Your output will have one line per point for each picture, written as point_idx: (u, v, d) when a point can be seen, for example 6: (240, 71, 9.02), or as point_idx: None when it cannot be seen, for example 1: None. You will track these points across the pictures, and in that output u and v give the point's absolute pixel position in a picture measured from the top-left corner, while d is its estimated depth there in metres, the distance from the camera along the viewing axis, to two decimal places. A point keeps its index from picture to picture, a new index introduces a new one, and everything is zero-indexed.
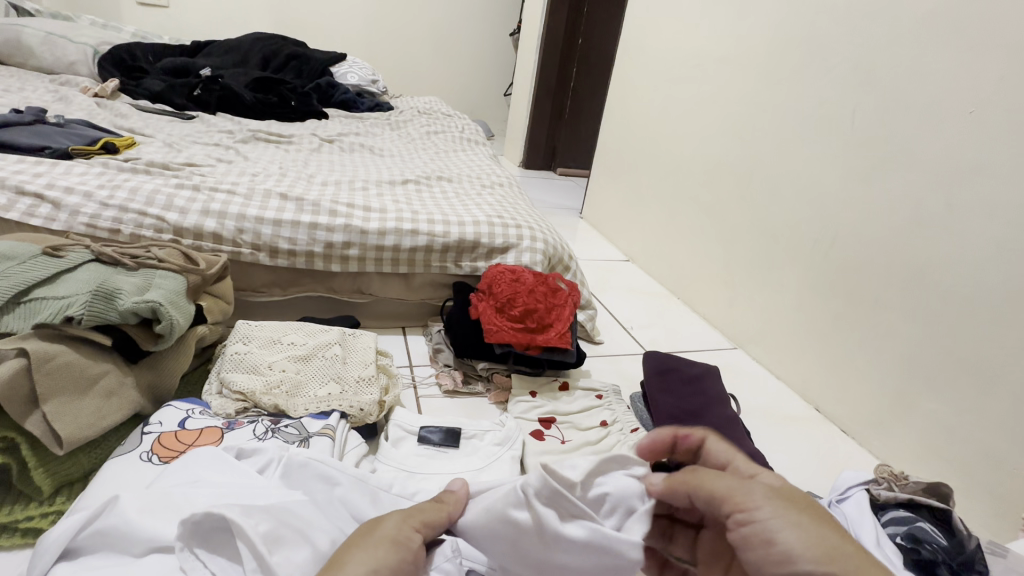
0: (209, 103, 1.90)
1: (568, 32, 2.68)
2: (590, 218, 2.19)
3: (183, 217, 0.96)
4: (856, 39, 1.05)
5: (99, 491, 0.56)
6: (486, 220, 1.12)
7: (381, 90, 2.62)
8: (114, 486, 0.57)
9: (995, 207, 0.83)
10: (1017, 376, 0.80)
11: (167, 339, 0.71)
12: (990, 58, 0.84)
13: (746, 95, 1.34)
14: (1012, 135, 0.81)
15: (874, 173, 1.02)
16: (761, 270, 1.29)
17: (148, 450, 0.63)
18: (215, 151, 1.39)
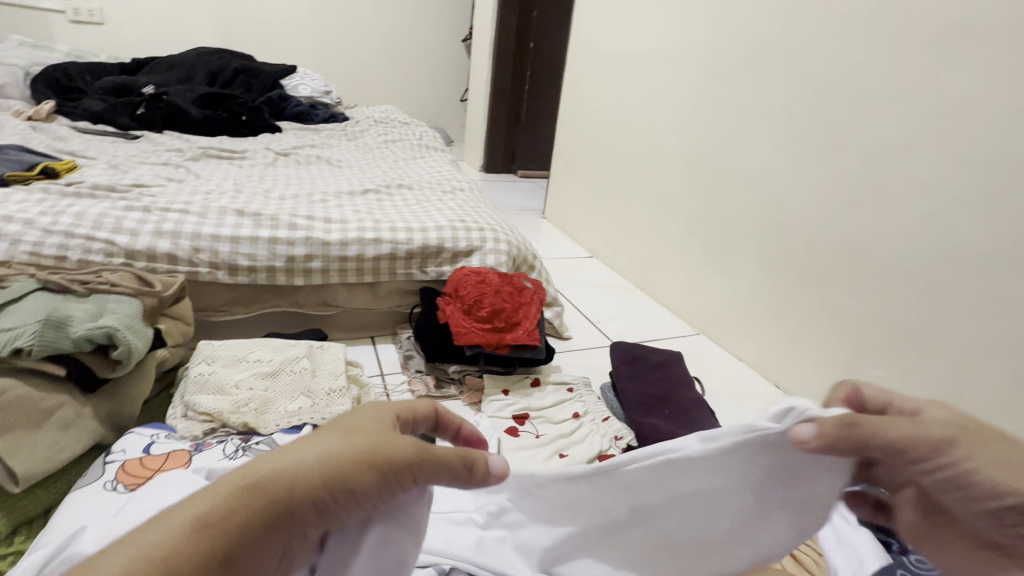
0: (154, 121, 1.85)
1: (519, 37, 2.72)
2: (552, 218, 2.23)
3: (134, 239, 0.93)
4: (787, 35, 1.12)
5: (63, 526, 0.54)
6: (449, 225, 1.13)
7: (335, 101, 2.59)
8: (79, 519, 0.55)
9: (919, 184, 0.90)
10: (948, 339, 0.87)
11: (126, 365, 0.69)
12: (904, 49, 0.91)
13: (691, 91, 1.39)
14: (927, 118, 0.88)
15: (811, 159, 1.08)
16: (717, 257, 1.34)
17: (113, 479, 0.61)
18: (164, 170, 1.35)
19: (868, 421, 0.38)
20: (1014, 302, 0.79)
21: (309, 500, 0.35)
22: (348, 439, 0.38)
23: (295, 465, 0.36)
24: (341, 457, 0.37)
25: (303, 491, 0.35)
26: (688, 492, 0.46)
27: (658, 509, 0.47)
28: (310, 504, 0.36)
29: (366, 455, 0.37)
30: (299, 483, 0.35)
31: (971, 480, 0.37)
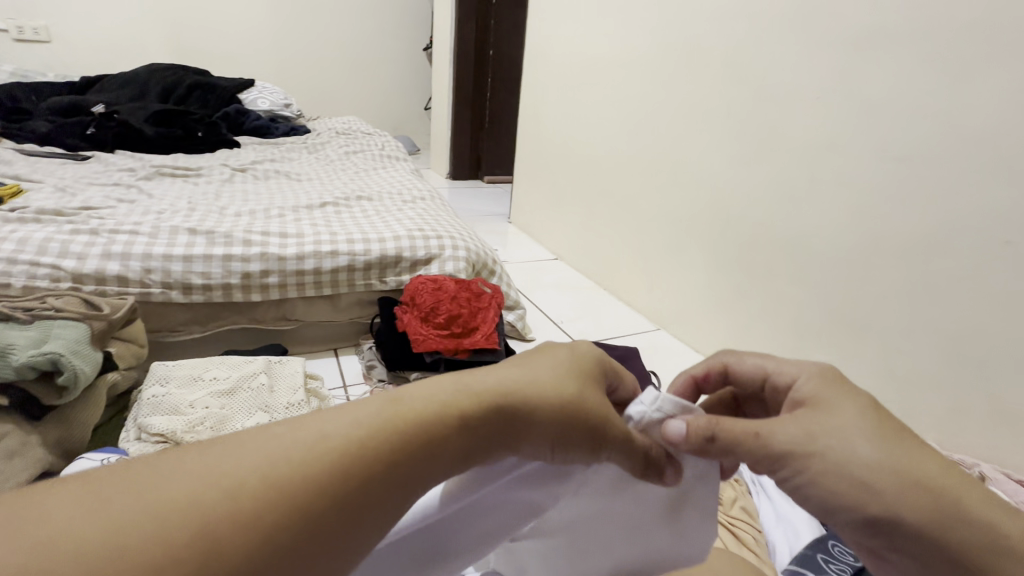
0: (106, 141, 1.81)
1: (479, 44, 2.75)
2: (518, 222, 2.26)
3: (82, 263, 0.92)
4: (723, 40, 1.17)
5: None
6: (407, 234, 1.15)
7: (296, 113, 2.58)
8: None
9: (847, 178, 0.96)
10: (880, 322, 0.93)
11: (73, 390, 0.69)
12: (826, 52, 0.97)
13: (640, 95, 1.44)
14: (850, 115, 0.94)
15: (751, 157, 1.14)
16: (672, 254, 1.39)
17: None
18: (116, 190, 1.33)
19: (729, 425, 0.37)
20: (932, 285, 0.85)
21: (523, 439, 0.35)
22: (573, 382, 0.37)
23: (534, 399, 0.35)
24: (576, 402, 0.36)
25: (525, 430, 0.35)
26: (604, 510, 0.45)
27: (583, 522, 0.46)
28: (528, 440, 0.35)
29: (597, 409, 0.37)
30: (531, 419, 0.35)
31: (831, 481, 0.35)
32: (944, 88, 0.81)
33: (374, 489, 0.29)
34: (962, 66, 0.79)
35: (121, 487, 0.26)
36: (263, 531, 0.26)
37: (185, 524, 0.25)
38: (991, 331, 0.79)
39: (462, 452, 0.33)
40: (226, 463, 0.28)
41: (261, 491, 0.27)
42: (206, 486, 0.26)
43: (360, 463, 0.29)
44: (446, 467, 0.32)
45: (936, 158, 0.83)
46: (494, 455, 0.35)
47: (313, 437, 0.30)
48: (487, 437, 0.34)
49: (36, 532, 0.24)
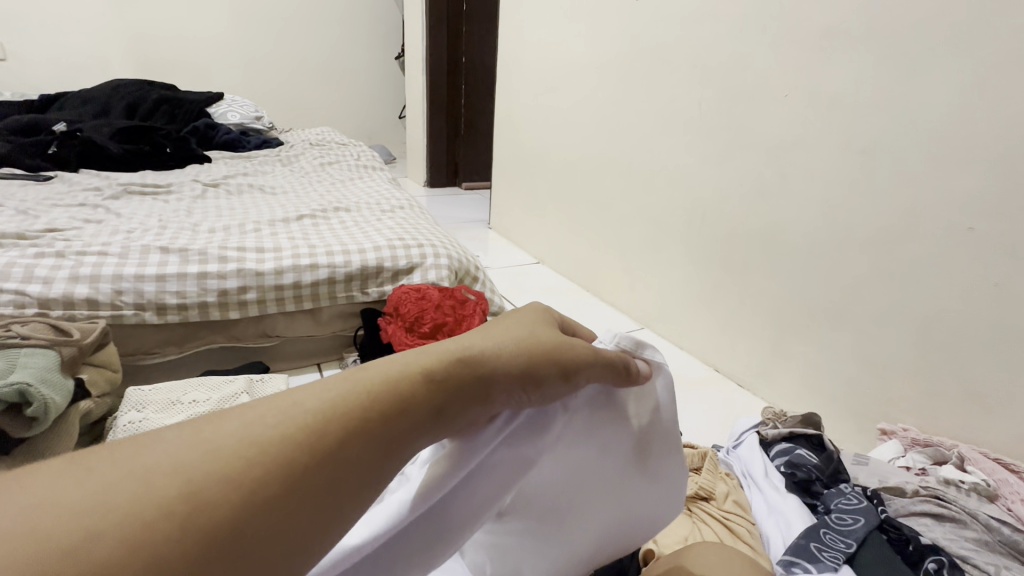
0: (68, 160, 1.75)
1: (451, 52, 2.75)
2: (498, 227, 2.26)
3: (48, 287, 0.88)
4: (691, 41, 1.19)
5: None
6: (387, 244, 1.13)
7: (267, 126, 2.54)
8: None
9: (817, 172, 0.99)
10: (856, 311, 0.95)
11: (43, 422, 0.66)
12: (791, 51, 1.00)
13: (613, 97, 1.46)
14: (816, 112, 0.97)
15: (724, 155, 1.16)
16: (652, 253, 1.41)
17: None
18: (81, 211, 1.28)
19: None
20: (903, 273, 0.88)
21: (495, 391, 0.37)
22: (539, 337, 0.40)
23: (499, 351, 0.37)
24: (539, 352, 0.39)
25: (495, 384, 0.37)
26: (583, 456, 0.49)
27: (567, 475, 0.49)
28: (503, 391, 0.37)
29: (550, 343, 0.40)
30: (499, 373, 0.37)
31: None
32: (903, 82, 0.84)
33: (354, 444, 0.29)
34: (919, 61, 0.82)
35: (98, 464, 0.26)
36: (243, 487, 0.26)
37: (164, 488, 0.25)
38: (961, 316, 0.81)
39: (438, 407, 0.33)
40: (200, 433, 0.28)
41: (234, 454, 0.27)
42: (184, 452, 0.26)
43: (339, 418, 0.30)
44: (426, 423, 0.33)
45: (899, 150, 0.86)
46: (473, 411, 0.36)
47: (286, 401, 0.30)
48: (462, 391, 0.35)
49: (19, 502, 0.23)
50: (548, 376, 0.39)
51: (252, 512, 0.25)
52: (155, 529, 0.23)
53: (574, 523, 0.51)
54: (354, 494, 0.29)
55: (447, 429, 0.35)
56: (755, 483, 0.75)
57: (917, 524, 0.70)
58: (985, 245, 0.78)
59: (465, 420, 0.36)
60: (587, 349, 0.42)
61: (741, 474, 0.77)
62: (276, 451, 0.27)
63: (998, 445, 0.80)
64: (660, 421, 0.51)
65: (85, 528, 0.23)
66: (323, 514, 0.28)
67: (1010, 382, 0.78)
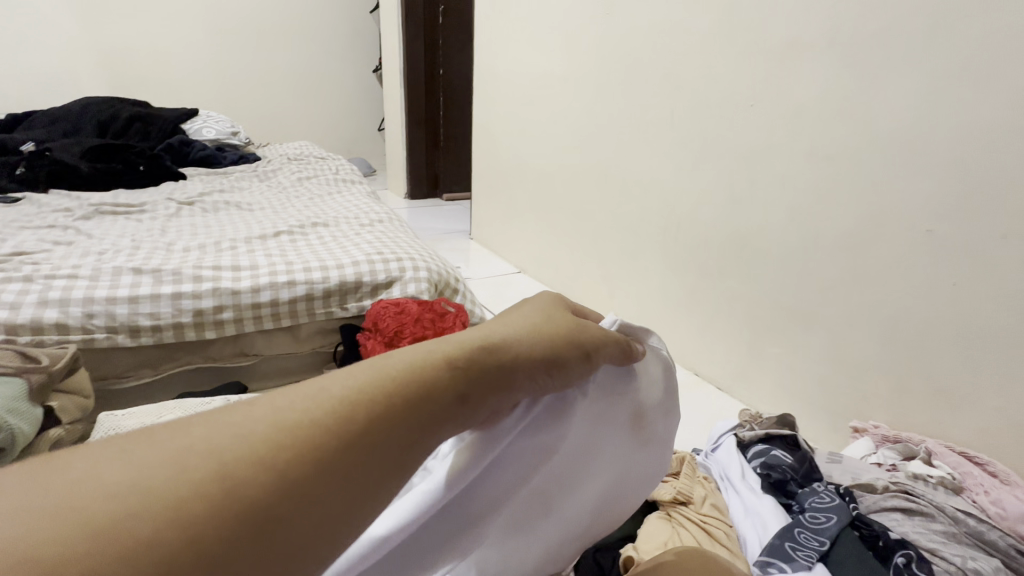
0: (37, 180, 1.72)
1: (428, 64, 2.77)
2: (479, 238, 2.27)
3: (16, 313, 0.86)
4: (660, 54, 1.23)
5: None
6: (366, 258, 1.13)
7: (244, 141, 2.52)
8: None
9: (784, 179, 1.02)
10: (826, 313, 0.98)
11: (11, 452, 0.64)
12: (754, 63, 1.03)
13: (587, 109, 1.49)
14: (781, 121, 1.00)
15: (695, 163, 1.19)
16: (630, 261, 1.43)
17: None
18: (51, 233, 1.26)
19: None
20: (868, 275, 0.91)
21: (518, 376, 0.37)
22: (555, 324, 0.41)
23: (517, 338, 0.39)
24: (554, 338, 0.41)
25: (519, 369, 0.38)
26: (598, 440, 0.50)
27: (582, 461, 0.50)
28: (524, 376, 0.38)
29: (566, 328, 0.42)
30: (521, 356, 0.38)
31: None
32: (860, 93, 0.88)
33: (379, 428, 0.30)
34: (875, 72, 0.86)
35: (132, 445, 0.26)
36: (274, 467, 0.26)
37: (196, 465, 0.25)
38: (925, 314, 0.84)
39: (462, 392, 0.34)
40: (230, 417, 0.28)
41: (262, 435, 0.27)
42: (213, 433, 0.27)
43: (365, 409, 0.30)
44: (451, 410, 0.33)
45: (859, 156, 0.90)
46: (498, 399, 0.36)
47: (312, 389, 0.31)
48: (485, 377, 0.35)
49: (57, 482, 0.24)
50: (565, 359, 0.41)
51: (286, 490, 0.26)
52: (194, 511, 0.24)
53: (574, 512, 0.52)
54: (382, 479, 0.29)
55: (474, 415, 0.35)
56: (732, 485, 0.76)
57: (889, 519, 0.72)
58: (943, 245, 0.81)
59: (491, 407, 0.36)
60: (598, 335, 0.44)
61: (718, 476, 0.79)
62: (305, 433, 0.28)
63: (965, 438, 0.83)
64: (661, 398, 0.55)
65: (122, 503, 0.23)
66: (354, 500, 0.28)
67: (972, 377, 0.81)
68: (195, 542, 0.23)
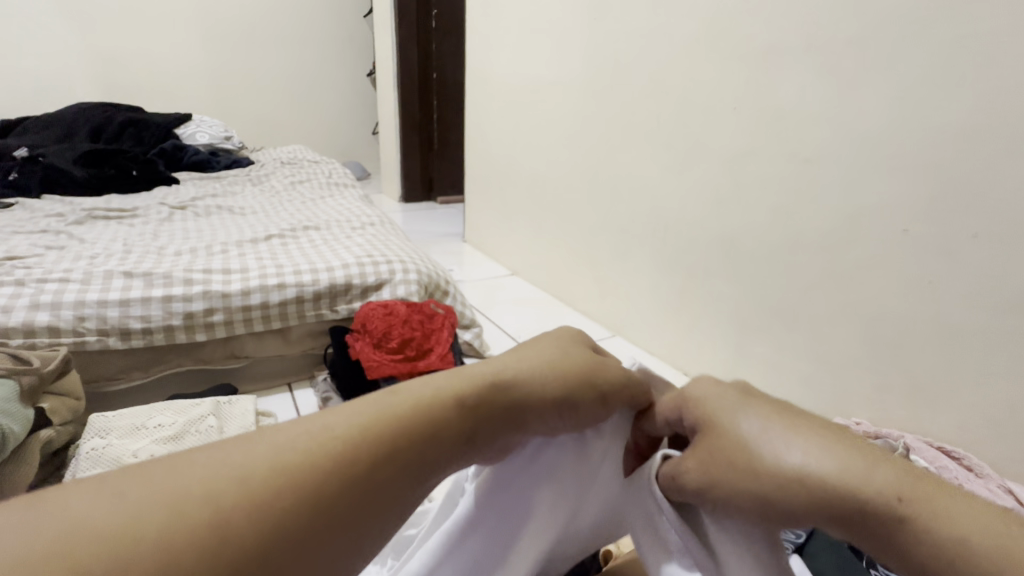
0: (30, 185, 1.72)
1: (421, 68, 2.78)
2: (472, 240, 2.28)
3: (8, 315, 0.87)
4: (646, 59, 1.25)
5: None
6: (356, 261, 1.15)
7: (238, 145, 2.53)
8: None
9: (766, 180, 1.04)
10: (808, 312, 1.00)
11: (3, 451, 0.65)
12: (735, 67, 1.05)
13: (576, 112, 1.51)
14: (762, 124, 1.02)
15: (681, 166, 1.21)
16: (619, 262, 1.45)
17: None
18: (43, 237, 1.27)
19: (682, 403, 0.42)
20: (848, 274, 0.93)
21: (526, 417, 0.41)
22: (566, 363, 0.43)
23: (531, 379, 0.41)
24: (563, 378, 0.42)
25: (526, 408, 0.41)
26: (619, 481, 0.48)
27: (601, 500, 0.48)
28: (536, 418, 0.41)
29: (577, 367, 0.43)
30: (530, 397, 0.41)
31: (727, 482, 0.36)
32: (836, 97, 0.90)
33: (379, 473, 0.33)
34: (850, 77, 0.88)
35: (142, 475, 0.29)
36: (270, 503, 0.29)
37: (200, 501, 0.28)
38: (902, 312, 0.87)
39: (468, 432, 0.38)
40: (236, 454, 0.31)
41: (261, 470, 0.30)
42: (219, 471, 0.29)
43: (364, 453, 0.33)
44: (454, 451, 0.37)
45: (836, 158, 0.92)
46: (501, 436, 0.40)
47: (319, 428, 0.33)
48: (494, 419, 0.39)
49: (53, 531, 0.26)
50: (581, 400, 0.42)
51: (279, 524, 0.28)
52: (194, 550, 0.26)
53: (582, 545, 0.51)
54: (374, 517, 0.32)
55: (478, 452, 0.39)
56: None
57: None
58: (919, 244, 0.84)
59: (495, 445, 0.40)
60: (612, 371, 0.45)
61: None
62: (302, 474, 0.30)
63: (942, 432, 0.85)
64: None
65: (123, 543, 0.25)
66: (351, 540, 0.31)
67: (948, 372, 0.83)
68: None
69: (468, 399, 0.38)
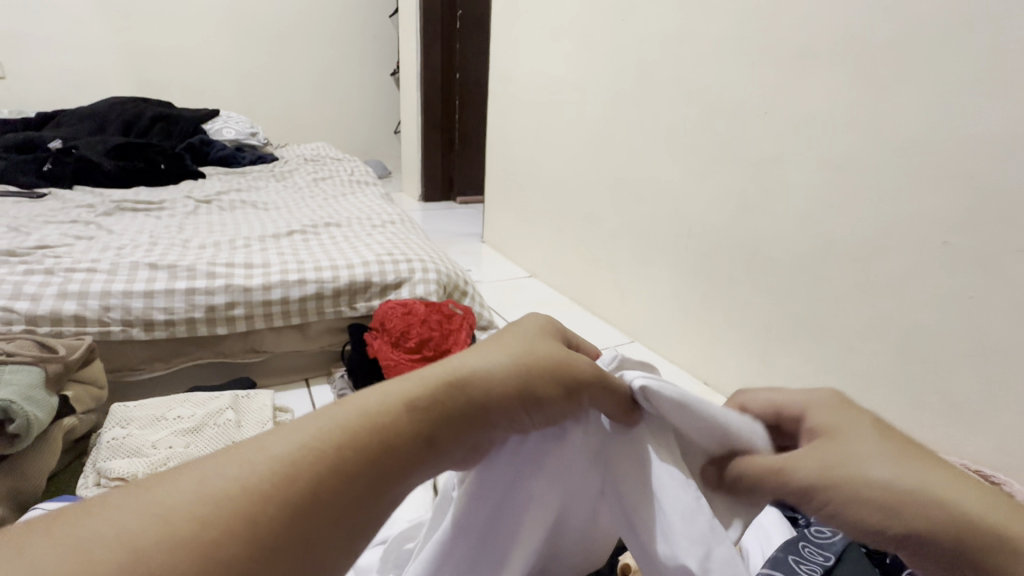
0: (63, 176, 1.77)
1: (444, 68, 2.79)
2: (491, 240, 2.28)
3: (36, 304, 0.89)
4: (673, 61, 1.22)
5: None
6: (376, 259, 1.15)
7: (263, 142, 2.56)
8: None
9: (797, 188, 1.00)
10: (837, 324, 0.96)
11: (25, 439, 0.66)
12: (767, 71, 1.02)
13: (599, 115, 1.49)
14: (794, 130, 0.99)
15: (707, 171, 1.18)
16: (640, 267, 1.42)
17: None
18: (73, 228, 1.30)
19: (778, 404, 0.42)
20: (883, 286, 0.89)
21: (492, 416, 0.37)
22: (537, 355, 0.39)
23: (489, 373, 0.37)
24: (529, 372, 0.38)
25: (490, 408, 0.36)
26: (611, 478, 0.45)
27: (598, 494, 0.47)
28: (499, 418, 0.37)
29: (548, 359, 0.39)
30: (495, 395, 0.36)
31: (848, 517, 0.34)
32: (873, 102, 0.87)
33: (336, 487, 0.29)
34: (888, 82, 0.84)
35: (92, 524, 0.25)
36: (280, 521, 0.27)
37: (177, 543, 0.25)
38: (940, 329, 0.83)
39: (429, 434, 0.34)
40: (197, 482, 0.28)
41: (262, 493, 0.28)
42: (186, 508, 0.26)
43: (317, 466, 0.30)
44: (417, 457, 0.33)
45: (872, 166, 0.88)
46: (470, 438, 0.36)
47: (269, 446, 0.30)
48: (451, 419, 0.35)
49: None
50: (540, 397, 0.38)
51: (295, 544, 0.27)
52: None
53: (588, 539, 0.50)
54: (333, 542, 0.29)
55: (444, 455, 0.35)
56: None
57: None
58: (959, 257, 0.80)
59: (461, 447, 0.36)
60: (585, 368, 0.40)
61: None
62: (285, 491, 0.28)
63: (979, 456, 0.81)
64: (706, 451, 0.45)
65: None
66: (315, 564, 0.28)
67: (989, 393, 0.79)
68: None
69: (414, 399, 0.34)
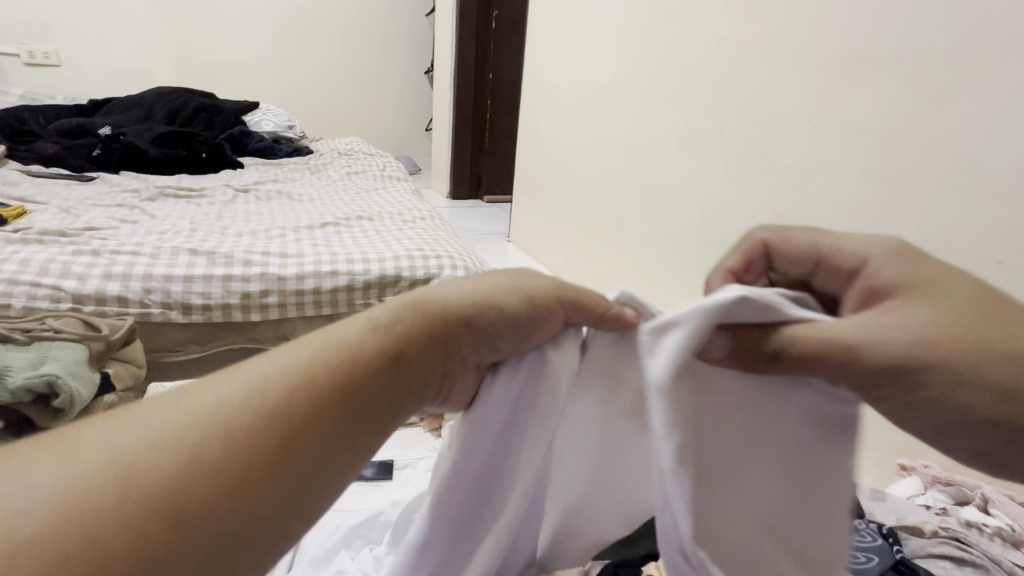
0: (110, 162, 1.83)
1: (479, 67, 2.80)
2: (517, 241, 2.27)
3: (83, 283, 0.93)
4: (714, 65, 1.20)
5: None
6: (407, 254, 1.16)
7: (299, 135, 2.62)
8: None
9: (841, 198, 0.97)
10: None
11: (69, 413, 0.69)
12: (814, 76, 0.99)
13: (634, 118, 1.47)
14: (840, 138, 0.96)
15: (745, 178, 1.15)
16: (670, 273, 1.39)
17: None
18: (119, 211, 1.34)
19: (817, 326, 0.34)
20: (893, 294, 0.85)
21: (473, 340, 0.37)
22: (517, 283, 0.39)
23: (465, 301, 0.37)
24: (510, 302, 0.38)
25: (471, 333, 0.37)
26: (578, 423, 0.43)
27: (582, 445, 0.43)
28: (475, 340, 0.37)
29: (534, 292, 0.39)
30: (476, 322, 0.37)
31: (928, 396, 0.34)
32: (927, 112, 0.83)
33: (306, 404, 0.30)
34: (945, 91, 0.81)
35: (86, 439, 0.28)
36: (250, 437, 0.28)
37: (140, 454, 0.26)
38: None
39: (401, 355, 0.34)
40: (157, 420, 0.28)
41: (248, 412, 0.29)
42: (158, 426, 0.28)
43: (289, 390, 0.30)
44: (390, 379, 0.33)
45: (923, 179, 0.84)
46: (446, 367, 0.36)
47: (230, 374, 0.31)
48: (427, 340, 0.35)
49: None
50: (520, 320, 0.38)
51: (274, 466, 0.28)
52: (110, 507, 0.24)
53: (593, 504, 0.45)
54: (312, 463, 0.29)
55: (419, 379, 0.35)
56: None
57: (935, 567, 0.65)
58: (1014, 279, 0.76)
59: (439, 376, 0.36)
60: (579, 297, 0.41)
61: None
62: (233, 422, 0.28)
63: None
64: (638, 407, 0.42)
65: (40, 512, 0.24)
66: (288, 482, 0.28)
67: None
68: (179, 519, 0.25)
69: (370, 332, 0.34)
